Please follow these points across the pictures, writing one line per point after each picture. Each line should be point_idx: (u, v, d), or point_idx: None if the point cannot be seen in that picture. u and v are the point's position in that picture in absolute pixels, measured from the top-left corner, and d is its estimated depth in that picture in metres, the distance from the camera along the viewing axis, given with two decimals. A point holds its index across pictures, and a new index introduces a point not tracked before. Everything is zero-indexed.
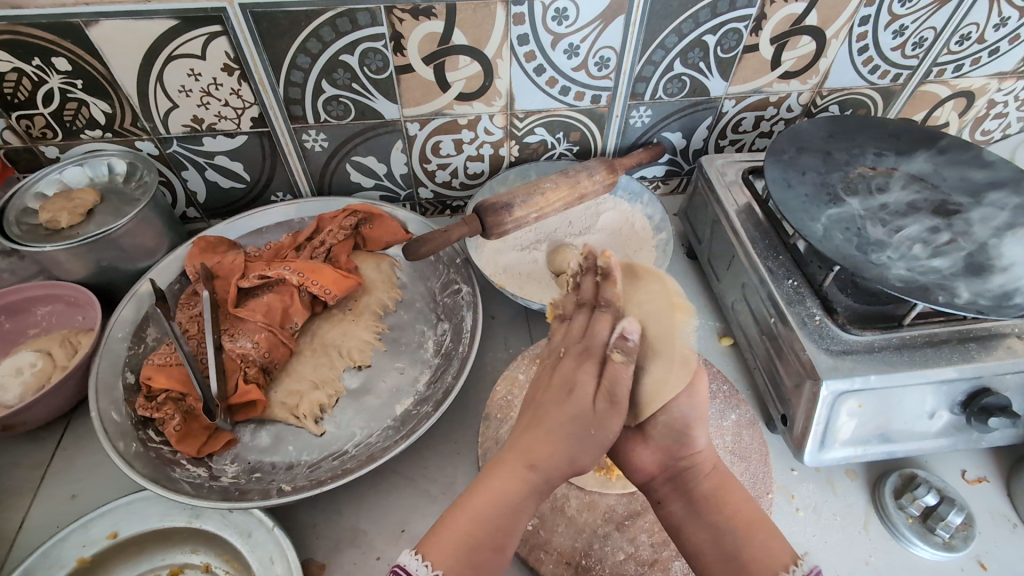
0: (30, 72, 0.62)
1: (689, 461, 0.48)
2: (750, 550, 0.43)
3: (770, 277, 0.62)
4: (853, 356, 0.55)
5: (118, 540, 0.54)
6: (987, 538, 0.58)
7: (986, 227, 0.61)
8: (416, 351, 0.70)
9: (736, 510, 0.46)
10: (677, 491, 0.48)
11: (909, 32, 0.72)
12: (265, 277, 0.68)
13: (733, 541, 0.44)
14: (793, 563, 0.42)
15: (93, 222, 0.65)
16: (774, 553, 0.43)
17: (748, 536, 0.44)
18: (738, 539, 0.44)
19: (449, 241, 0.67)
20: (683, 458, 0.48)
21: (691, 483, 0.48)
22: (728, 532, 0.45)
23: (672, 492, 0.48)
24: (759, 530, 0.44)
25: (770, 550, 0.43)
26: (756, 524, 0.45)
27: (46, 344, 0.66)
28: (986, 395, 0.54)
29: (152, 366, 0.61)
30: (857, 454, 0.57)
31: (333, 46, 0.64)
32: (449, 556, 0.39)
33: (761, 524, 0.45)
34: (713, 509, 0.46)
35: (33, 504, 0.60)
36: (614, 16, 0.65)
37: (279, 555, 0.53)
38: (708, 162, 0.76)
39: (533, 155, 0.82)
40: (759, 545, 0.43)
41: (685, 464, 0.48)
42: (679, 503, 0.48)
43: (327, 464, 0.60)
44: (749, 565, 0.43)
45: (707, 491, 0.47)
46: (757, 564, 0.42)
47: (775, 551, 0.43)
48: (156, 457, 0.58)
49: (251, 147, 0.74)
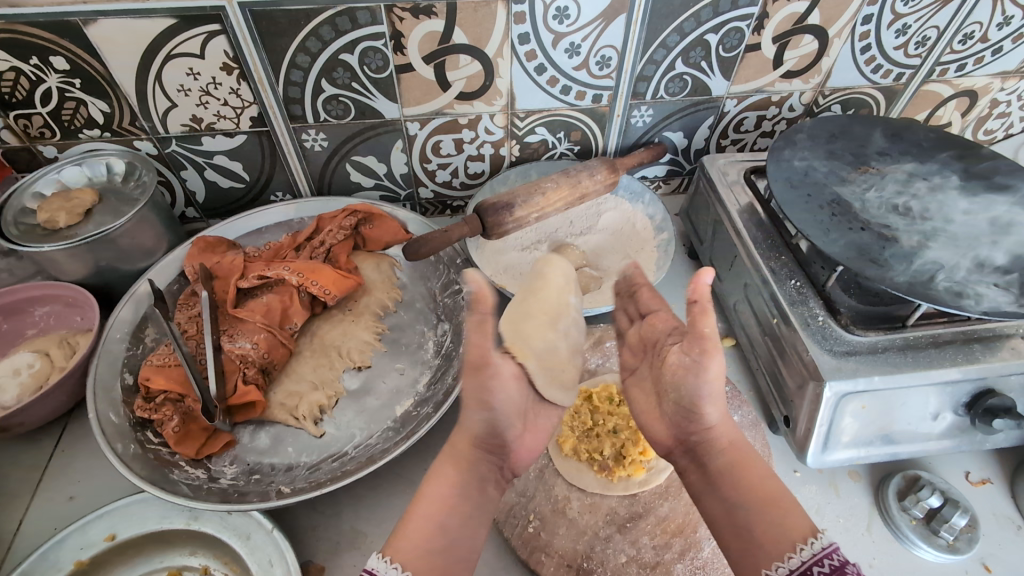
0: (27, 71, 0.62)
1: (702, 435, 0.47)
2: (766, 526, 0.42)
3: (772, 277, 0.62)
4: (856, 357, 0.55)
5: (116, 543, 0.54)
6: (992, 540, 0.57)
7: (991, 228, 0.61)
8: (417, 352, 0.70)
9: (756, 484, 0.44)
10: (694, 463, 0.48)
11: (912, 31, 0.71)
12: (265, 277, 0.68)
13: (748, 514, 0.43)
14: (811, 537, 0.40)
15: (91, 222, 0.64)
16: (791, 530, 0.41)
17: (765, 511, 0.43)
18: (753, 514, 0.43)
19: (448, 242, 0.67)
20: (696, 432, 0.48)
21: (708, 458, 0.47)
22: (744, 507, 0.43)
23: (692, 465, 0.48)
24: (777, 509, 0.43)
25: (786, 527, 0.41)
26: (772, 498, 0.44)
27: (43, 345, 0.66)
28: (990, 396, 0.53)
29: (150, 368, 0.61)
30: (861, 456, 0.56)
31: (333, 45, 0.64)
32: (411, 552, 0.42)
33: (780, 504, 0.43)
34: (727, 483, 0.45)
35: (31, 505, 0.59)
36: (614, 16, 0.65)
37: (278, 557, 0.52)
38: (709, 162, 0.76)
39: (533, 155, 0.82)
40: (778, 519, 0.42)
41: (698, 438, 0.47)
42: (698, 475, 0.47)
43: (327, 466, 0.60)
44: (761, 541, 0.41)
45: (721, 464, 0.46)
46: (769, 542, 0.41)
47: (796, 525, 0.41)
48: (154, 458, 0.58)
49: (251, 147, 0.73)
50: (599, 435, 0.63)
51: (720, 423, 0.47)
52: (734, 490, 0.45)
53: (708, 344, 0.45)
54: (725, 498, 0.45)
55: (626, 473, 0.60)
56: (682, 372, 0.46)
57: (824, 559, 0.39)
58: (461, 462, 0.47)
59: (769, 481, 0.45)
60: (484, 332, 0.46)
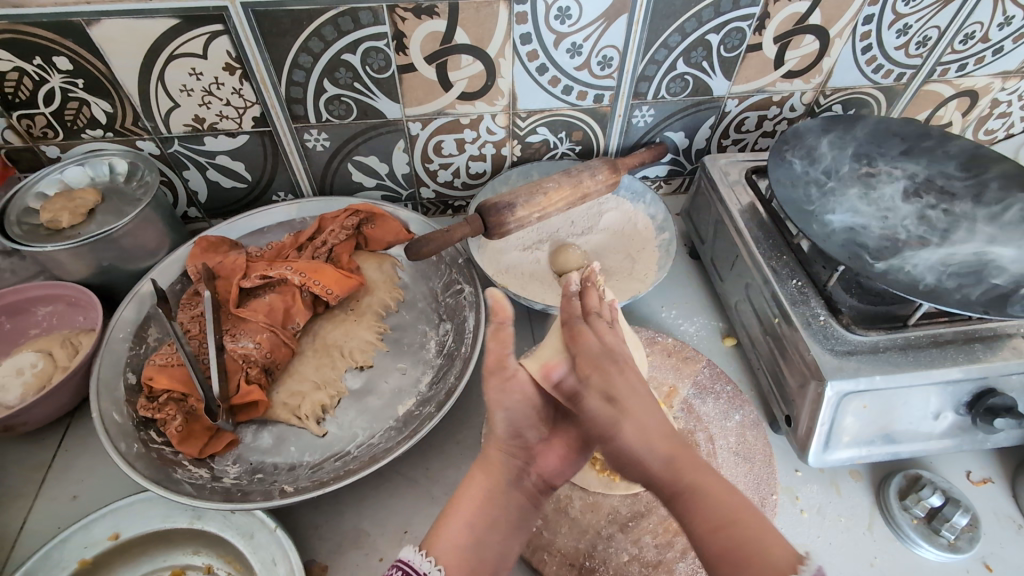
0: (30, 71, 0.62)
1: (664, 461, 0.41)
2: (742, 560, 0.36)
3: (774, 277, 0.62)
4: (857, 357, 0.55)
5: (120, 542, 0.54)
6: (993, 540, 0.57)
7: (988, 227, 0.61)
8: (418, 352, 0.70)
9: (720, 509, 0.38)
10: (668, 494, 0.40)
11: (912, 31, 0.71)
12: (267, 276, 0.68)
13: (716, 547, 0.37)
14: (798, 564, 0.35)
15: (94, 222, 0.65)
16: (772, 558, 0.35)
17: (735, 543, 0.36)
18: (730, 543, 0.36)
19: (450, 242, 0.67)
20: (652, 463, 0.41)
21: (668, 491, 0.40)
22: (708, 542, 0.37)
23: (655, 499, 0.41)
24: (753, 535, 0.36)
25: (767, 554, 0.35)
26: (736, 524, 0.37)
27: (47, 345, 0.66)
28: (991, 396, 0.53)
29: (153, 367, 0.61)
30: (861, 455, 0.56)
31: (336, 45, 0.64)
32: (450, 552, 0.42)
33: (756, 530, 0.37)
34: (690, 517, 0.39)
35: (35, 504, 0.60)
36: (616, 16, 0.65)
37: (281, 556, 0.52)
38: (711, 162, 0.76)
39: (534, 155, 0.82)
40: (752, 549, 0.36)
41: (655, 467, 0.41)
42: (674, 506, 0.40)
43: (330, 465, 0.60)
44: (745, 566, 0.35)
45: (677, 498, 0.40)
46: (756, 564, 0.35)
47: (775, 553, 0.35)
48: (158, 458, 0.58)
49: (253, 147, 0.73)
50: None
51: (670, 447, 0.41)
52: (700, 516, 0.38)
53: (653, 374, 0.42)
54: (690, 534, 0.38)
55: None
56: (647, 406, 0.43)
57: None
58: (494, 468, 0.47)
59: (734, 501, 0.39)
60: (501, 339, 0.46)
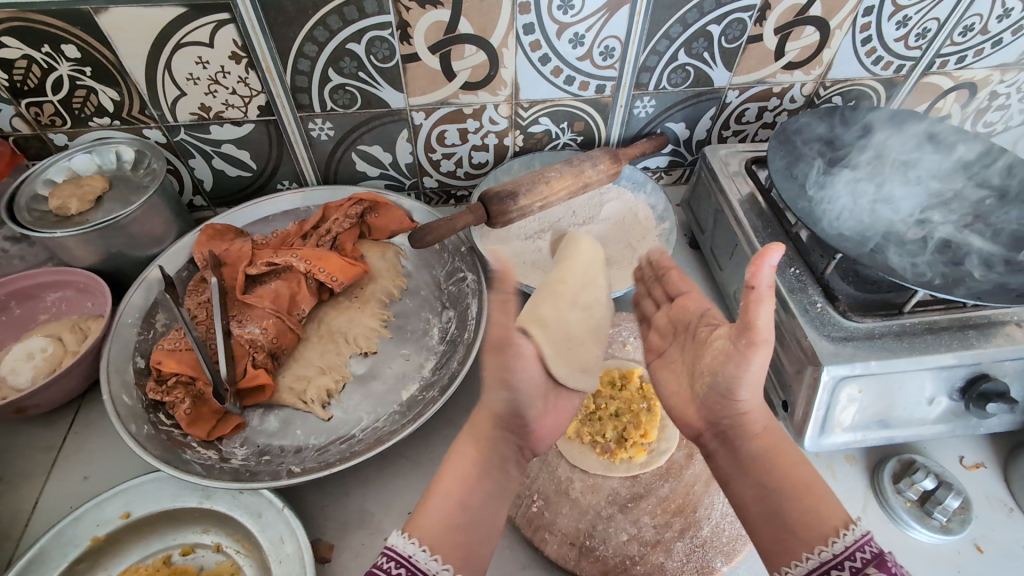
0: (39, 59, 0.62)
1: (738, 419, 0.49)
2: (798, 514, 0.43)
3: (772, 265, 0.63)
4: (854, 342, 0.56)
5: (130, 520, 0.55)
6: (984, 523, 0.59)
7: (980, 218, 0.62)
8: (421, 339, 0.71)
9: (789, 473, 0.46)
10: (724, 447, 0.50)
11: (912, 23, 0.72)
12: (273, 263, 0.69)
13: (778, 501, 0.45)
14: (847, 526, 0.41)
15: (102, 209, 0.65)
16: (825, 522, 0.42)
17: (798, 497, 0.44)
18: (785, 501, 0.44)
19: (454, 230, 0.68)
20: (729, 417, 0.49)
21: (739, 441, 0.49)
22: (777, 492, 0.45)
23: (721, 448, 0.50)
24: (810, 496, 0.44)
25: (822, 514, 0.42)
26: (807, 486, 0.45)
27: (56, 330, 0.67)
28: (985, 381, 0.54)
29: (162, 351, 0.62)
30: (857, 440, 0.57)
31: (341, 35, 0.64)
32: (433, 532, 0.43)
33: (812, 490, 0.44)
34: (762, 470, 0.47)
35: (46, 484, 0.61)
36: (617, 8, 0.66)
37: (289, 534, 0.53)
38: (711, 153, 0.77)
39: (536, 146, 0.83)
40: (811, 510, 0.43)
41: (731, 421, 0.49)
42: (727, 459, 0.49)
43: (335, 448, 0.61)
44: (794, 528, 0.43)
45: (755, 453, 0.48)
46: (802, 526, 0.42)
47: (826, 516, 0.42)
48: (167, 439, 0.59)
49: (258, 136, 0.74)
50: (601, 419, 0.65)
51: (754, 407, 0.49)
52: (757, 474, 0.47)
53: (757, 338, 0.44)
54: (757, 484, 0.46)
55: (628, 455, 0.62)
56: (723, 358, 0.47)
57: (862, 548, 0.39)
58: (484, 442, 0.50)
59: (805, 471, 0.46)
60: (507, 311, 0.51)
